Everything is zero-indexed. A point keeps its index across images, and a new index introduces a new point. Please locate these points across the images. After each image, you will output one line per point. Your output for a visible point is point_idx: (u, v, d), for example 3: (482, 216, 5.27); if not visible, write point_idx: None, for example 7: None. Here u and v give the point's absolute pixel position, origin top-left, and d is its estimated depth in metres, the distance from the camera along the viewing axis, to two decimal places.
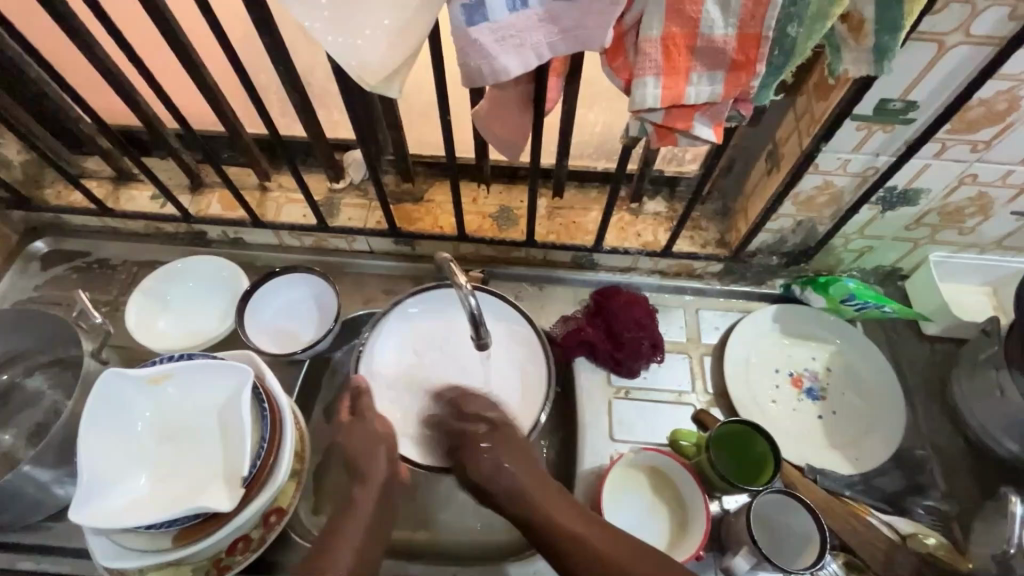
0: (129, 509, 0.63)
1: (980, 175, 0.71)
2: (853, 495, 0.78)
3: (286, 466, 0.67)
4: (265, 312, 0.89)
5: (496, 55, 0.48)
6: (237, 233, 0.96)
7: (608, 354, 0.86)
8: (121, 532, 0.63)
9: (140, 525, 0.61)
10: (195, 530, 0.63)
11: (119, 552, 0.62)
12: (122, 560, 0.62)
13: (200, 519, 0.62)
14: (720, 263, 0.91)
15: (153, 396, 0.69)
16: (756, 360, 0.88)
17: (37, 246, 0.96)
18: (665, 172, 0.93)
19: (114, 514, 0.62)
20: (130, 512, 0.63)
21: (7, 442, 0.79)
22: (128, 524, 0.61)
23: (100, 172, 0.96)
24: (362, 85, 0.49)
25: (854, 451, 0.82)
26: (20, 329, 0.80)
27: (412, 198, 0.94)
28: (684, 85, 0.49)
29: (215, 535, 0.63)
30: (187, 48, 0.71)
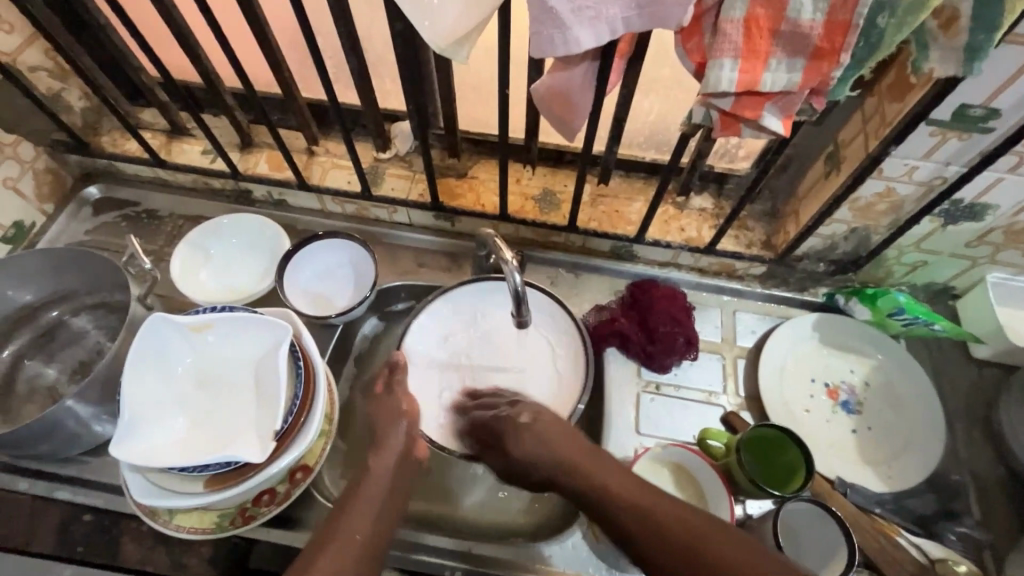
0: (164, 451, 0.65)
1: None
2: (883, 514, 0.76)
3: (317, 424, 0.68)
4: (304, 274, 0.90)
5: (571, 26, 0.47)
6: (282, 195, 0.97)
7: (639, 347, 0.85)
8: (156, 471, 0.64)
9: (175, 467, 0.62)
10: (226, 478, 0.64)
11: (152, 491, 0.64)
12: (154, 499, 0.63)
13: (232, 467, 0.64)
14: (764, 265, 0.89)
15: (193, 343, 0.70)
16: (792, 368, 0.87)
17: (90, 191, 0.99)
18: (716, 167, 0.90)
19: (151, 454, 0.63)
20: (165, 453, 0.65)
21: (52, 375, 0.82)
22: (163, 465, 0.62)
23: (154, 124, 0.98)
24: (432, 49, 0.48)
25: (886, 468, 0.79)
26: (71, 269, 0.83)
27: (456, 174, 0.94)
28: (761, 71, 0.47)
29: (245, 484, 0.64)
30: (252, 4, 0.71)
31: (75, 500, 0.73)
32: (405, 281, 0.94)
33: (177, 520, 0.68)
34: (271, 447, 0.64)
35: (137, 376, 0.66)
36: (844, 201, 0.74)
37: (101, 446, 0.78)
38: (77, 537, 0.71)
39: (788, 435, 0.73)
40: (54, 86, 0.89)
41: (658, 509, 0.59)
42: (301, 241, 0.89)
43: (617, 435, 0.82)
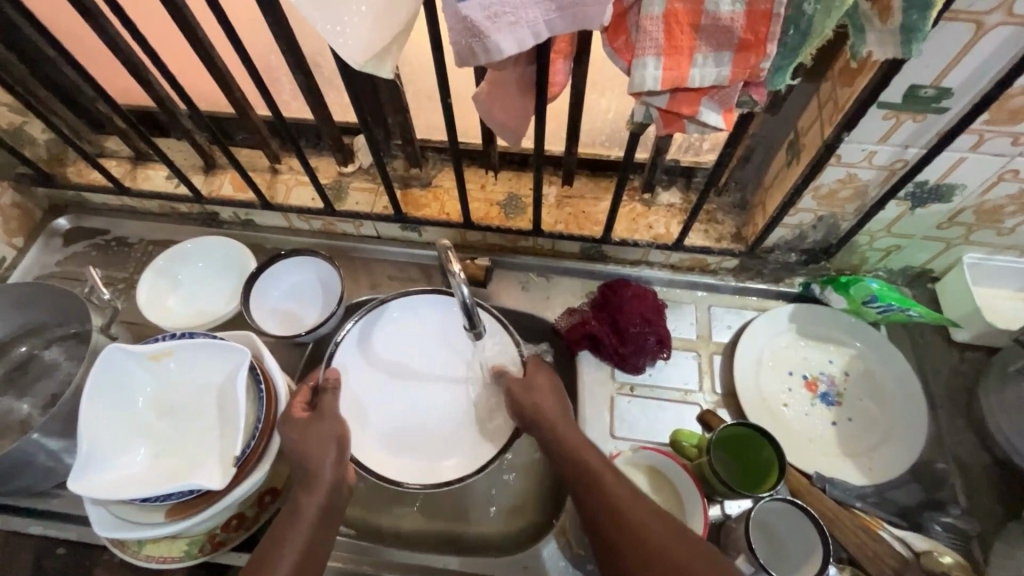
0: (127, 482, 0.65)
1: (1022, 171, 0.65)
2: (865, 508, 0.74)
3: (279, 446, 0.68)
4: (272, 293, 0.89)
5: (490, 32, 0.46)
6: (248, 215, 0.96)
7: (611, 349, 0.84)
8: (119, 503, 0.64)
9: (136, 498, 0.62)
10: (189, 506, 0.64)
11: (116, 524, 0.64)
12: (118, 531, 0.63)
13: (193, 495, 0.63)
14: (736, 258, 0.87)
15: (154, 372, 0.70)
16: (769, 361, 0.85)
17: (60, 223, 0.99)
18: (681, 162, 0.89)
19: (113, 487, 0.63)
20: (127, 485, 0.65)
21: (25, 410, 0.82)
22: (123, 496, 0.62)
23: (118, 152, 0.98)
24: (351, 66, 0.47)
25: (867, 460, 0.78)
26: (39, 302, 0.83)
27: (420, 183, 0.93)
28: (688, 66, 0.46)
29: (207, 512, 0.64)
30: (194, 29, 0.71)
31: (49, 534, 0.73)
32: (374, 294, 0.93)
33: (147, 550, 0.68)
34: (231, 474, 0.64)
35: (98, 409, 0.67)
36: (805, 189, 0.72)
37: None
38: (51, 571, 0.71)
39: (760, 433, 0.71)
40: (15, 120, 0.89)
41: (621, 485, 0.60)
42: (267, 261, 0.89)
43: (591, 440, 0.81)
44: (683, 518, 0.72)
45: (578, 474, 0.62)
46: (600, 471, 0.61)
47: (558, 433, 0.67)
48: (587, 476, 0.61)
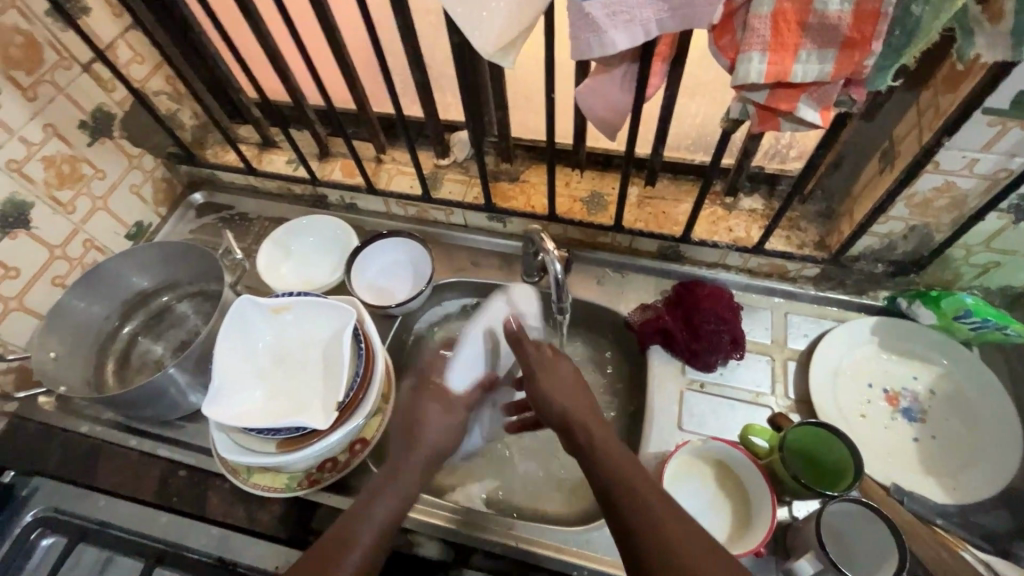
0: (245, 415, 0.74)
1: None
2: (946, 526, 0.72)
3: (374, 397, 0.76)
4: (369, 270, 0.99)
5: (608, 27, 0.51)
6: (353, 199, 1.07)
7: (684, 345, 0.86)
8: (238, 432, 0.74)
9: (255, 427, 0.72)
10: (294, 441, 0.72)
11: (234, 448, 0.73)
12: (235, 454, 0.73)
13: (299, 432, 0.72)
14: (818, 265, 0.87)
15: (274, 323, 0.80)
16: (848, 372, 0.84)
17: (195, 197, 1.14)
18: (766, 168, 0.90)
19: (234, 416, 0.73)
20: (245, 416, 0.74)
21: (160, 351, 0.95)
22: (243, 425, 0.72)
23: (249, 138, 1.12)
24: (481, 55, 0.54)
25: (953, 479, 0.75)
26: (176, 261, 0.96)
27: (509, 177, 1.00)
28: (792, 62, 0.49)
29: (309, 448, 0.72)
30: (332, 30, 0.82)
31: (174, 457, 0.83)
32: (459, 277, 1.00)
33: (254, 478, 0.77)
34: (333, 416, 0.72)
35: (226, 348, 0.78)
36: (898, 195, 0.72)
37: (195, 414, 0.89)
38: (172, 489, 0.81)
39: (832, 433, 0.70)
40: (172, 106, 1.05)
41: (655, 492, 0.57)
42: (368, 239, 0.99)
43: (659, 430, 0.83)
44: (747, 514, 0.73)
45: (609, 483, 0.60)
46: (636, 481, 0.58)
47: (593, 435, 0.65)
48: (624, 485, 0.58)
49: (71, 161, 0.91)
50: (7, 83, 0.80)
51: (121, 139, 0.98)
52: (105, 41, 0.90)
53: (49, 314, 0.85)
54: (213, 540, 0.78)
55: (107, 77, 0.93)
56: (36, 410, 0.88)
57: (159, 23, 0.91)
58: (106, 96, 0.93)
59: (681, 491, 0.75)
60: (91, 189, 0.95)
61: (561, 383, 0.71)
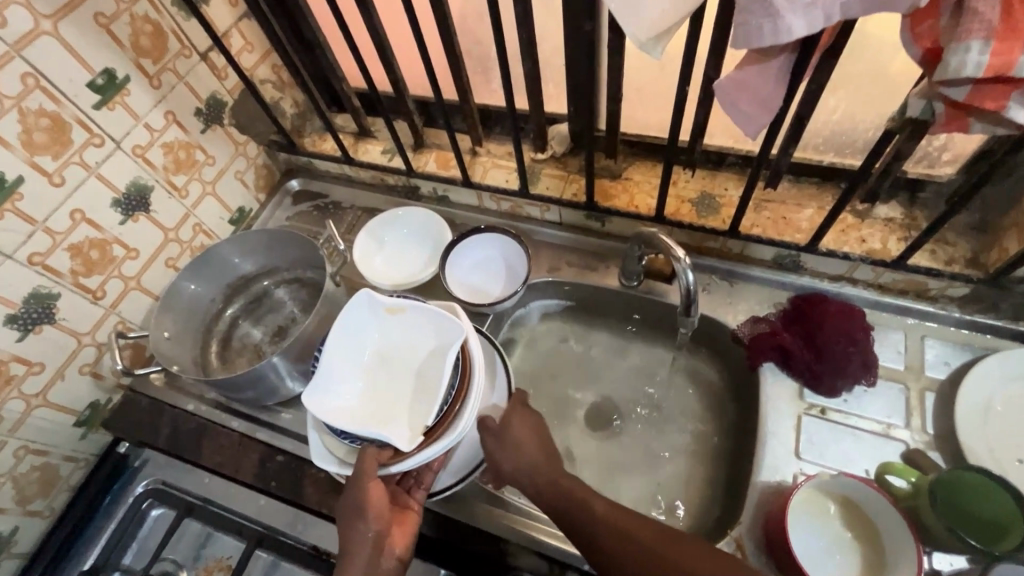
0: (340, 410, 0.73)
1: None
2: None
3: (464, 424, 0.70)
4: (462, 266, 0.96)
5: (789, 13, 0.45)
6: (445, 192, 1.06)
7: (804, 364, 0.79)
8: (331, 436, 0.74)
9: (345, 435, 0.71)
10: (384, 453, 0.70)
11: (326, 452, 0.73)
12: (327, 461, 0.72)
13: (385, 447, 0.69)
14: (970, 285, 0.77)
15: (384, 322, 0.78)
16: (1000, 405, 0.74)
17: (292, 184, 1.16)
18: (910, 173, 0.80)
19: (330, 411, 0.72)
20: (342, 412, 0.73)
21: (259, 335, 0.97)
22: (335, 427, 0.71)
23: (346, 127, 1.12)
24: (632, 44, 0.50)
25: None
26: (273, 249, 0.97)
27: (610, 175, 0.95)
28: (1019, 53, 0.41)
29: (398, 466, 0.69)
30: (446, 18, 0.79)
31: (272, 442, 0.85)
32: (554, 277, 0.96)
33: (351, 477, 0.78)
34: (419, 440, 0.68)
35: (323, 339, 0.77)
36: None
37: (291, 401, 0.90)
38: (270, 473, 0.82)
39: (995, 482, 0.62)
40: (276, 95, 1.06)
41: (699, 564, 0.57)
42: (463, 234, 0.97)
43: (773, 457, 0.76)
44: (880, 562, 0.66)
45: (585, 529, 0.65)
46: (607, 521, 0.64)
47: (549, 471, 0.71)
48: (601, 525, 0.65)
49: (187, 148, 0.94)
50: (136, 70, 0.83)
51: (229, 126, 1.00)
52: (221, 29, 0.92)
53: (164, 295, 0.89)
54: (308, 527, 0.80)
55: (222, 65, 0.95)
56: (147, 385, 0.92)
57: (272, 11, 0.92)
58: (219, 84, 0.96)
59: (799, 527, 0.69)
60: (203, 174, 0.98)
61: (523, 435, 0.75)
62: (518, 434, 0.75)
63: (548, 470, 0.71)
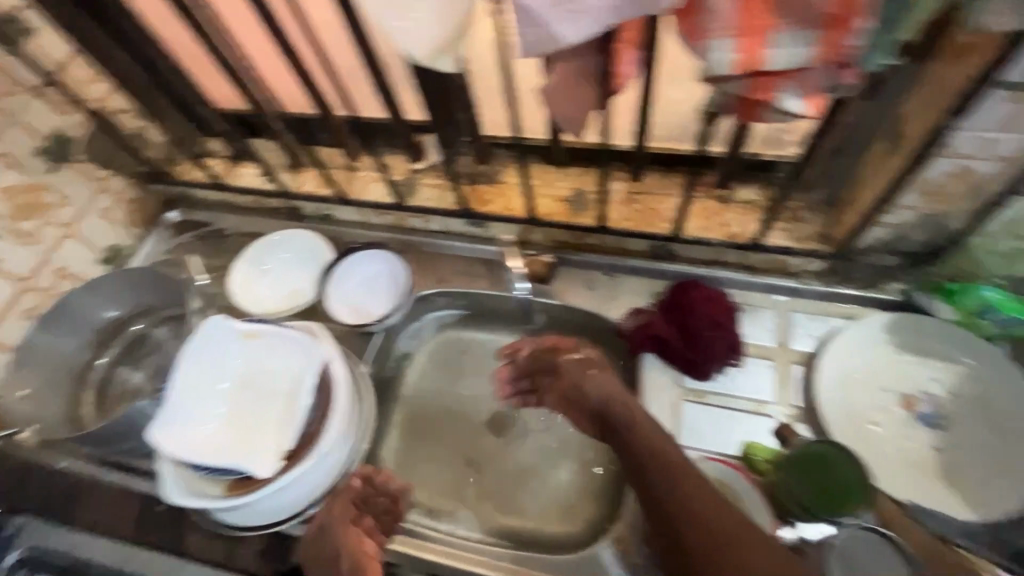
0: (192, 442, 0.71)
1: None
2: (965, 544, 0.66)
3: (327, 442, 0.71)
4: (347, 286, 0.95)
5: (554, 20, 0.45)
6: (328, 210, 1.02)
7: (678, 352, 0.80)
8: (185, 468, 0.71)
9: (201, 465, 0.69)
10: (244, 484, 0.70)
11: (178, 487, 0.69)
12: (177, 497, 0.69)
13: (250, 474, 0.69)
14: (821, 259, 0.81)
15: (242, 348, 0.77)
16: (858, 369, 0.77)
17: (171, 215, 1.07)
18: (762, 155, 0.82)
19: (182, 443, 0.70)
20: (192, 444, 0.70)
21: (137, 380, 0.93)
22: (190, 459, 0.69)
23: (220, 152, 1.08)
24: (415, 62, 0.49)
25: (974, 493, 0.69)
26: (143, 287, 0.94)
27: (486, 179, 0.94)
28: (765, 47, 0.43)
29: (259, 493, 0.68)
30: (283, 37, 0.77)
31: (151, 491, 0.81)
32: (440, 289, 0.94)
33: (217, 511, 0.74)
34: (282, 463, 0.69)
35: (174, 372, 0.75)
36: (904, 178, 0.64)
37: None
38: (150, 524, 0.79)
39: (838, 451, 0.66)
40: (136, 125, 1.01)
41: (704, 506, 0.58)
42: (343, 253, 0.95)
43: None
44: None
45: (640, 451, 0.64)
46: (657, 439, 0.64)
47: (635, 413, 0.68)
48: (646, 455, 0.64)
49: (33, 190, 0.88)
50: None
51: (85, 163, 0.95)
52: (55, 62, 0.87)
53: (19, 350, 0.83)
54: None
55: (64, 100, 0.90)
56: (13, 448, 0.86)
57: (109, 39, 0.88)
58: (63, 120, 0.91)
59: None
60: (58, 217, 0.92)
61: (586, 381, 0.73)
62: (577, 381, 0.74)
63: (620, 408, 0.69)
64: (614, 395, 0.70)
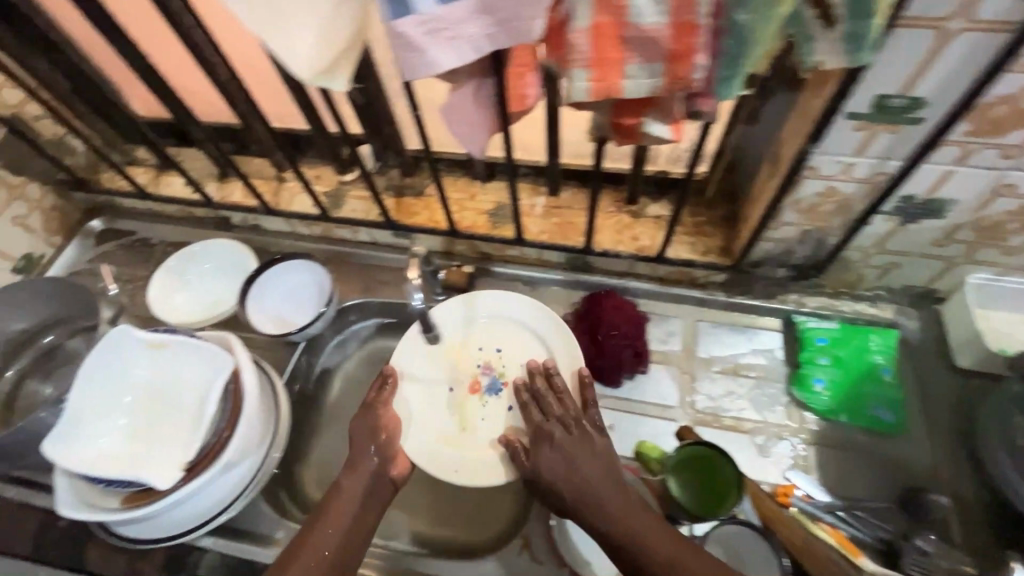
0: (91, 457, 0.69)
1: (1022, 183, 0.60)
2: (838, 522, 0.71)
3: (180, 433, 0.72)
4: (225, 285, 0.96)
5: (427, 49, 0.48)
6: (257, 220, 1.04)
7: (587, 360, 0.84)
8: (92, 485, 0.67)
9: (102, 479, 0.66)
10: (143, 496, 0.67)
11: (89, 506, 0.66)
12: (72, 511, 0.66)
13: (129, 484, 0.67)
14: (723, 272, 0.85)
15: (157, 358, 0.74)
16: (434, 368, 0.85)
17: (93, 224, 1.09)
18: (667, 175, 0.88)
19: (86, 458, 0.68)
20: (98, 460, 0.69)
21: (48, 393, 0.90)
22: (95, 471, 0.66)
23: (148, 161, 1.08)
24: (301, 80, 0.50)
25: (836, 482, 0.75)
26: (51, 297, 0.91)
27: (413, 192, 0.97)
28: (620, 78, 0.46)
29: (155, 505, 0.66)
30: (197, 45, 0.76)
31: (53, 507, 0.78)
32: (367, 298, 0.97)
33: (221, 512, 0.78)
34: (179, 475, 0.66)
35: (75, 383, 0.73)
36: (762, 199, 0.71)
37: None
38: (50, 540, 0.76)
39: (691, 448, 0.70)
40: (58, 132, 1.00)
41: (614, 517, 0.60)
42: (225, 250, 0.96)
43: None
44: None
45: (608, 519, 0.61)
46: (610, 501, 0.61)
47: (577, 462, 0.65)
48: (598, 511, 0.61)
49: None
50: None
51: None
52: None
53: None
54: None
55: None
56: None
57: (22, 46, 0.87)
58: None
59: None
60: None
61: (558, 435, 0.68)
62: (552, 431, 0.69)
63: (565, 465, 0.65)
64: (588, 452, 0.66)
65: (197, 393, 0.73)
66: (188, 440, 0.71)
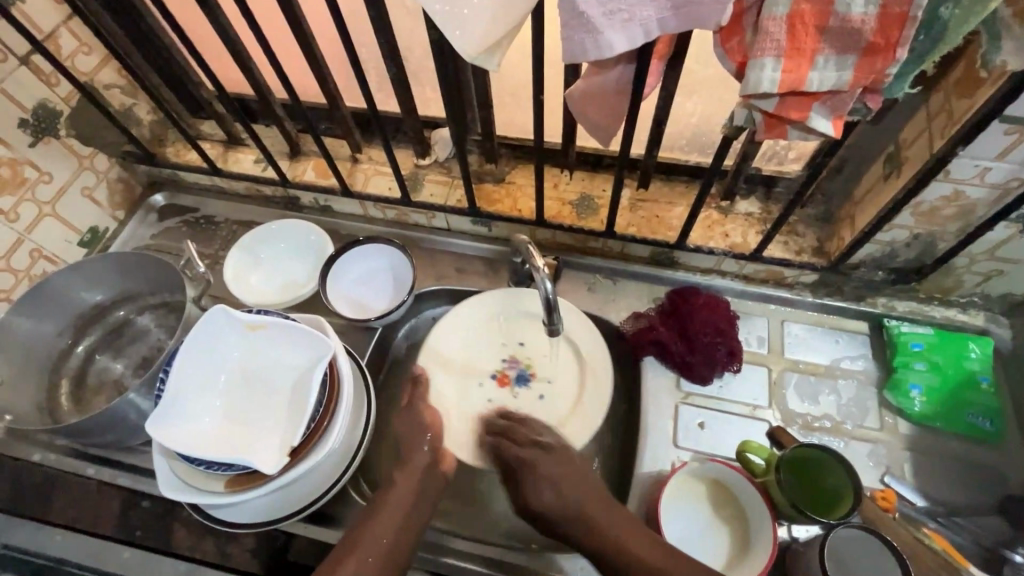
0: (189, 437, 0.67)
1: None
2: (938, 528, 0.71)
3: (277, 418, 0.70)
4: (300, 268, 0.94)
5: (601, 29, 0.46)
6: (327, 202, 1.01)
7: (678, 356, 0.82)
8: (191, 467, 0.66)
9: (202, 461, 0.64)
10: (243, 480, 0.64)
11: (189, 488, 0.64)
12: (174, 491, 0.64)
13: (230, 469, 0.64)
14: (817, 272, 0.84)
15: (253, 340, 0.73)
16: (463, 363, 0.84)
17: (156, 199, 1.05)
18: (763, 171, 0.86)
19: (185, 438, 0.66)
20: (195, 441, 0.67)
21: (119, 369, 0.88)
22: (195, 453, 0.64)
23: (213, 135, 1.04)
24: (463, 58, 0.48)
25: (934, 488, 0.75)
26: (122, 273, 0.88)
27: (494, 179, 0.94)
28: (808, 69, 0.45)
29: (258, 490, 0.64)
30: (299, 19, 0.73)
31: (135, 486, 0.77)
32: (442, 286, 0.95)
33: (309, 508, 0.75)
34: (284, 461, 0.64)
35: (171, 359, 0.70)
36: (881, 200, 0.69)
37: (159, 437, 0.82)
38: (135, 522, 0.75)
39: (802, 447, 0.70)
40: (126, 101, 0.97)
41: (622, 523, 0.65)
42: (298, 232, 0.94)
43: (654, 445, 0.80)
44: (748, 536, 0.70)
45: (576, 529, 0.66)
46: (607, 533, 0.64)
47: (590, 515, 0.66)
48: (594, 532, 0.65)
49: (11, 165, 0.83)
50: None
51: (68, 138, 0.90)
52: (44, 30, 0.81)
53: None
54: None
55: (49, 70, 0.84)
56: None
57: (104, 9, 0.82)
58: (48, 91, 0.85)
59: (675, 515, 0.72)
60: (37, 193, 0.87)
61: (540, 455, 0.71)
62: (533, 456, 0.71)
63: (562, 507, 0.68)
64: (585, 490, 0.69)
65: (292, 378, 0.72)
66: (285, 426, 0.69)
